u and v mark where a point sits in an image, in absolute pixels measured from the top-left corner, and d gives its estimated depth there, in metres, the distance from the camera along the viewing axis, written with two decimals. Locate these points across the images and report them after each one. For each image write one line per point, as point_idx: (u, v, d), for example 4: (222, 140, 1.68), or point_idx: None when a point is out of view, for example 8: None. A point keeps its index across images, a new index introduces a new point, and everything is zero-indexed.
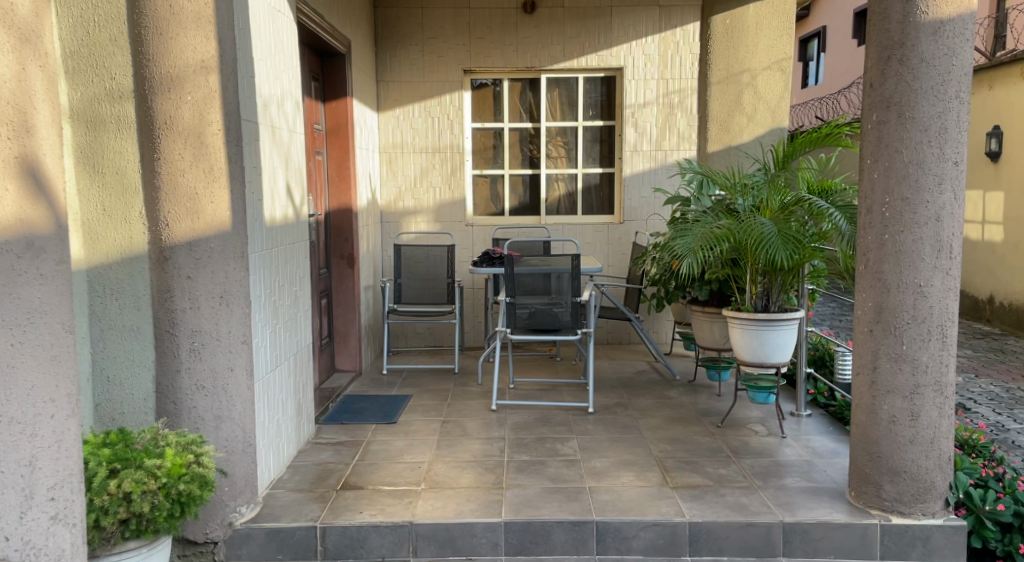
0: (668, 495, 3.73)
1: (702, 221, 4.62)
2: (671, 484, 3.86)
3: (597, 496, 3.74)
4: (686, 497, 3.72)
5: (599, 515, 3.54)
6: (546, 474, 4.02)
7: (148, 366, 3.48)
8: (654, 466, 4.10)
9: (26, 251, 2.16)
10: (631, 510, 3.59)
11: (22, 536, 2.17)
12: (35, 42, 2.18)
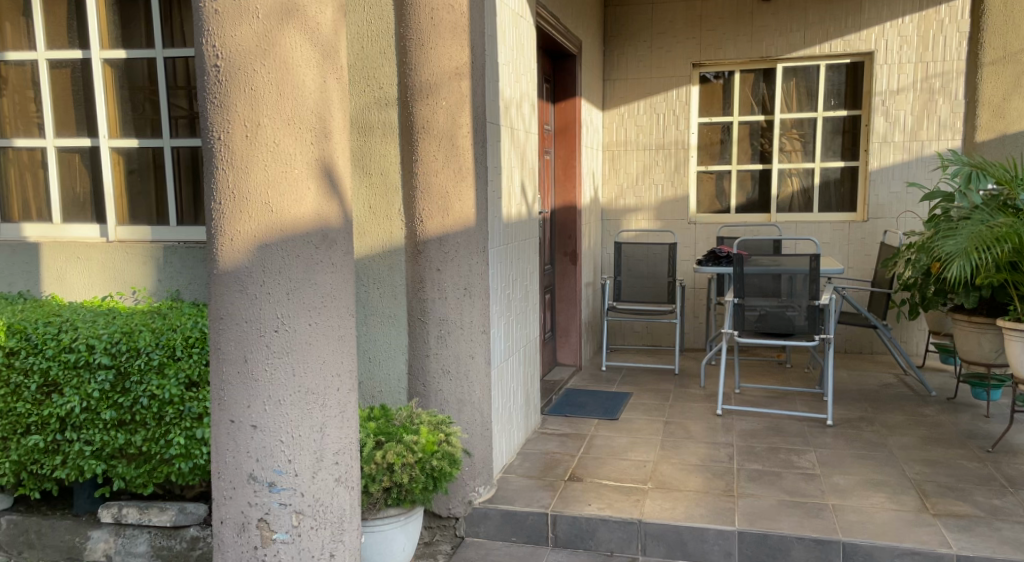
0: (928, 523, 3.53)
1: (977, 220, 4.38)
2: (931, 511, 3.64)
3: (844, 516, 3.61)
4: (950, 527, 3.50)
5: (847, 536, 3.42)
6: (782, 486, 3.93)
7: (402, 349, 3.77)
8: (909, 489, 3.88)
9: (322, 243, 2.44)
10: (885, 534, 3.43)
11: (313, 493, 2.47)
12: (334, 57, 2.44)
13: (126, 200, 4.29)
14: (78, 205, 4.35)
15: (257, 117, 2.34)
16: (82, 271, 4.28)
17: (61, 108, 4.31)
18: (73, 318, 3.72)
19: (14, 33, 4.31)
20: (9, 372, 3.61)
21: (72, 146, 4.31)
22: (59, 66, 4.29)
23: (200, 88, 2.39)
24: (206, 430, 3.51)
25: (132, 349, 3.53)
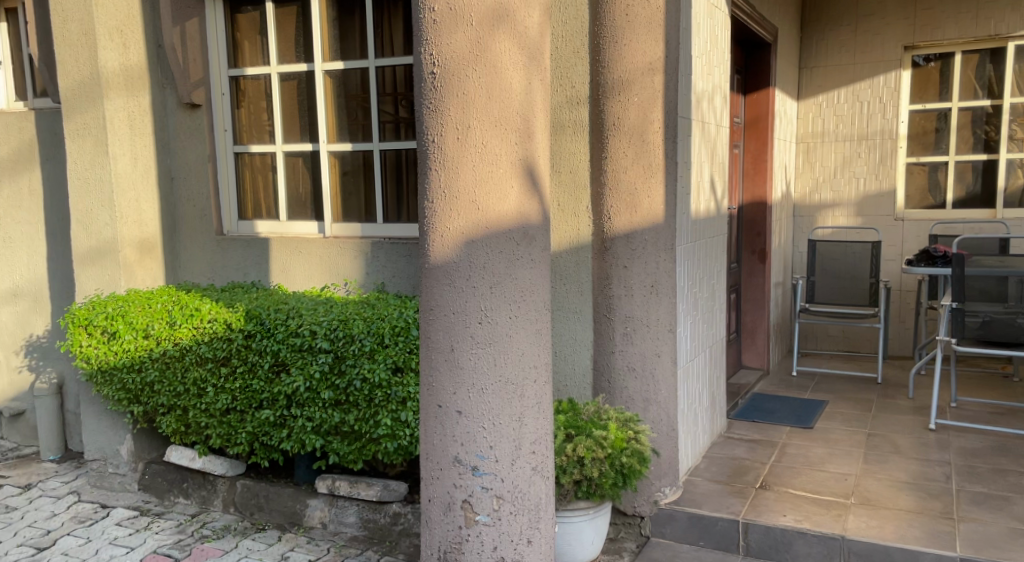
0: None
1: None
2: None
3: None
4: None
5: None
6: (1010, 513, 3.65)
7: (586, 344, 3.82)
8: None
9: (523, 240, 2.54)
10: None
11: (512, 479, 2.57)
12: (539, 59, 2.53)
13: (340, 200, 4.63)
14: (300, 204, 4.74)
15: (467, 120, 2.46)
16: (303, 263, 4.65)
17: (289, 116, 4.72)
18: (298, 307, 4.14)
19: (250, 51, 4.75)
20: (248, 352, 4.08)
21: (297, 150, 4.72)
22: (288, 78, 4.69)
23: (417, 94, 2.55)
24: (410, 414, 3.73)
25: (348, 336, 3.84)
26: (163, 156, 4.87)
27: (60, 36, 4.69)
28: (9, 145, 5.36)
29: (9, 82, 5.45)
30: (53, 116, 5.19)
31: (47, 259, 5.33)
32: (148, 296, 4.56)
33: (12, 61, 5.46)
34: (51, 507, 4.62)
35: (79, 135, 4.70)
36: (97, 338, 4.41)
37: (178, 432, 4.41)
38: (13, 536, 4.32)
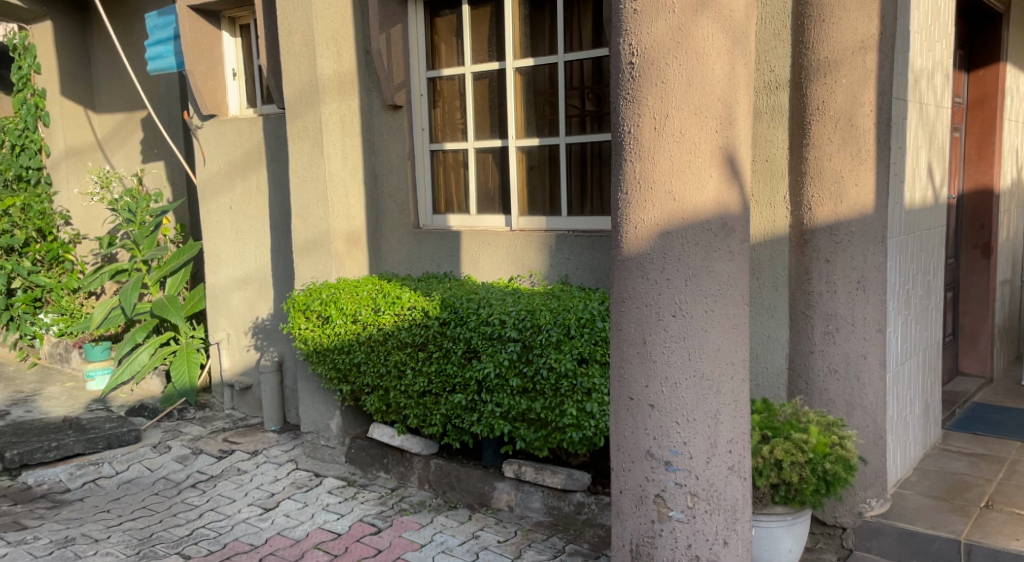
0: None
1: None
2: None
3: None
4: None
5: None
6: None
7: (781, 343, 3.64)
8: None
9: (721, 231, 2.45)
10: None
11: (707, 478, 2.49)
12: (743, 43, 2.42)
13: (526, 195, 4.67)
14: (489, 199, 4.84)
15: (666, 109, 2.40)
16: (493, 255, 4.73)
17: (480, 113, 4.81)
18: (488, 296, 4.23)
19: (447, 53, 4.89)
20: (443, 338, 4.21)
21: (486, 146, 4.81)
22: (481, 78, 4.78)
23: (614, 85, 2.52)
24: (596, 405, 3.71)
25: (535, 325, 3.86)
26: (369, 156, 5.16)
27: (285, 45, 5.06)
28: (239, 149, 5.81)
29: (242, 91, 5.97)
30: (277, 122, 5.56)
31: (270, 250, 5.77)
32: (356, 284, 4.84)
33: (245, 72, 5.94)
34: (274, 472, 5.05)
35: (299, 137, 5.07)
36: (314, 322, 4.77)
37: (379, 410, 4.65)
38: (244, 496, 4.75)
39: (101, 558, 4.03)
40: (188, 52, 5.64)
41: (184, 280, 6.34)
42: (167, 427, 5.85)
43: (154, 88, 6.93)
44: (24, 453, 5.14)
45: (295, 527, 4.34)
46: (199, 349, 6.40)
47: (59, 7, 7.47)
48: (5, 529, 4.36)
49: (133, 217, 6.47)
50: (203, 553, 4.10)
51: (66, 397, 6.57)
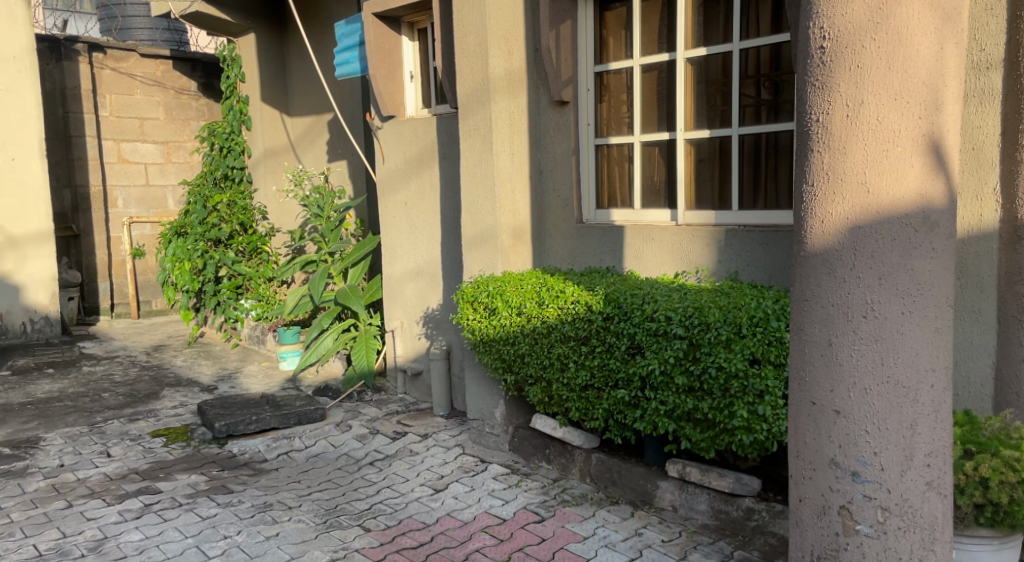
0: None
1: None
2: None
3: None
4: None
5: None
6: None
7: (987, 350, 3.34)
8: None
9: (922, 226, 2.26)
10: None
11: (902, 493, 2.32)
12: (954, 21, 2.22)
13: (694, 186, 4.51)
14: (654, 192, 4.72)
15: (861, 95, 2.24)
16: (656, 250, 4.61)
17: (648, 106, 4.69)
18: (652, 292, 4.13)
19: (615, 47, 4.80)
20: (606, 334, 4.15)
21: (653, 140, 4.69)
22: (649, 70, 4.67)
23: (802, 70, 2.38)
24: (769, 408, 3.54)
25: (704, 323, 3.74)
26: (534, 152, 5.17)
27: (461, 46, 5.21)
28: (415, 147, 5.97)
29: (419, 92, 6.13)
30: (450, 120, 5.66)
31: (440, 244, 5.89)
32: (521, 277, 4.87)
33: (421, 74, 6.11)
34: (442, 455, 5.18)
35: (470, 135, 5.19)
36: (481, 313, 4.85)
37: (542, 402, 4.65)
38: (416, 476, 4.91)
39: (295, 524, 4.33)
40: (372, 56, 5.88)
41: (364, 271, 6.55)
42: (349, 407, 6.12)
43: (342, 90, 7.28)
44: (230, 424, 5.60)
45: (462, 510, 4.46)
46: (376, 336, 6.65)
47: (259, 18, 8.00)
48: (214, 492, 4.78)
49: (320, 212, 6.85)
50: (382, 527, 4.29)
51: (261, 375, 7.03)
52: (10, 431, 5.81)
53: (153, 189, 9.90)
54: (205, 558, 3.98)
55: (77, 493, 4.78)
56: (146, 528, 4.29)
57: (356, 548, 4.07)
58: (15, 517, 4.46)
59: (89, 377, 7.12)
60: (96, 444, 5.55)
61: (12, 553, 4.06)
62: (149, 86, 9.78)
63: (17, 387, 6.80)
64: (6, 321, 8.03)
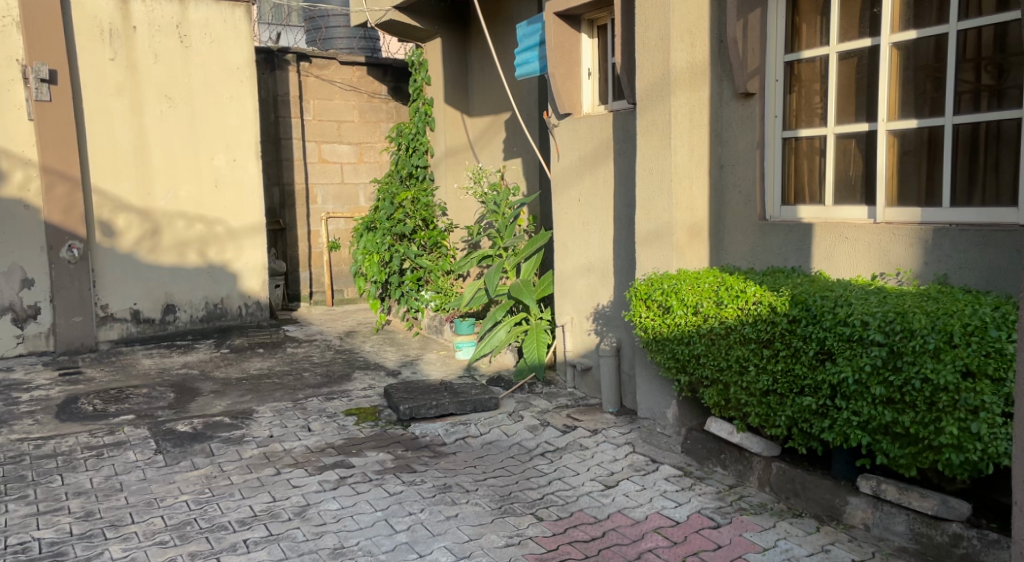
0: None
1: None
2: None
3: None
4: None
5: None
6: None
7: None
8: None
9: None
10: None
11: None
12: None
13: (897, 182, 4.17)
14: (849, 188, 4.41)
15: None
16: (850, 250, 4.32)
17: (845, 96, 4.40)
18: (846, 294, 3.87)
19: (809, 34, 4.54)
20: (792, 337, 3.93)
21: (850, 132, 4.38)
22: (847, 57, 4.37)
23: None
24: (983, 426, 3.23)
25: (907, 330, 3.46)
26: (715, 146, 4.97)
27: (641, 40, 5.11)
28: (590, 144, 5.89)
29: (595, 89, 6.03)
30: (627, 116, 5.57)
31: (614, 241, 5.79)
32: (698, 275, 4.69)
33: (599, 71, 6.00)
34: (613, 451, 5.09)
35: (648, 131, 5.10)
36: (654, 311, 4.72)
37: (718, 405, 4.46)
38: (587, 471, 4.86)
39: (472, 506, 4.48)
40: (551, 55, 5.89)
41: (536, 266, 6.58)
42: (521, 398, 6.15)
43: (520, 88, 7.32)
44: (413, 407, 5.79)
45: (634, 508, 4.37)
46: (547, 329, 6.66)
47: (449, 22, 8.26)
48: (400, 470, 4.98)
49: (497, 210, 6.90)
50: (554, 517, 4.33)
51: (440, 364, 7.21)
52: (228, 403, 6.28)
53: (348, 186, 10.36)
54: (393, 531, 4.26)
55: (284, 462, 5.15)
56: (343, 498, 4.63)
57: (529, 535, 4.16)
58: (234, 479, 4.91)
59: (292, 357, 7.59)
60: (299, 418, 5.88)
61: (231, 511, 4.52)
62: (347, 91, 10.24)
63: (233, 364, 7.37)
64: (226, 305, 8.61)
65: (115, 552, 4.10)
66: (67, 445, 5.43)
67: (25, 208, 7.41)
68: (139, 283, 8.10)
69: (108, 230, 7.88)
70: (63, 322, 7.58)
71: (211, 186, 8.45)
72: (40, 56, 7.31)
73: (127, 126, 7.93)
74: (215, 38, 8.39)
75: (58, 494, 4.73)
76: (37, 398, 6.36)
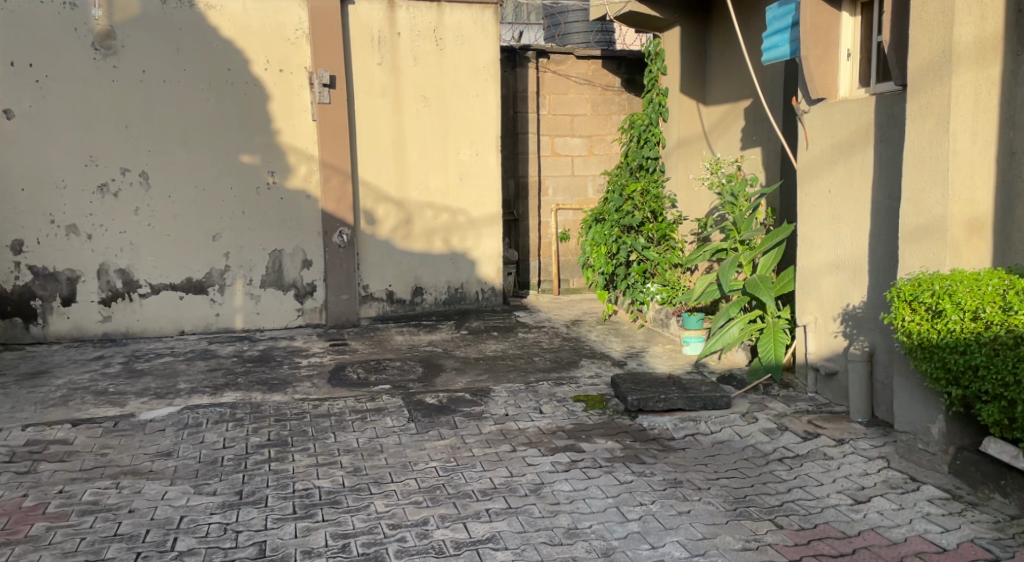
0: None
1: None
2: None
3: None
4: None
5: None
6: None
7: None
8: None
9: None
10: None
11: None
12: None
13: None
14: None
15: None
16: None
17: None
18: None
19: None
20: None
21: None
22: None
23: None
24: None
25: None
26: (1007, 132, 4.54)
27: (919, 15, 4.69)
28: (847, 129, 5.53)
29: (854, 71, 5.59)
30: (893, 100, 5.18)
31: (871, 235, 5.39)
32: (978, 276, 4.29)
33: (860, 52, 5.55)
34: (863, 465, 4.77)
35: (921, 115, 4.68)
36: (922, 315, 4.34)
37: (998, 423, 4.07)
38: (833, 482, 4.60)
39: (705, 505, 4.37)
40: (805, 38, 5.57)
41: (775, 261, 6.30)
42: (754, 399, 5.93)
43: (766, 72, 6.99)
44: (642, 399, 5.72)
45: (891, 529, 4.09)
46: (785, 330, 6.32)
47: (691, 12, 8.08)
48: (629, 460, 4.96)
49: (734, 201, 6.66)
50: (796, 527, 4.15)
51: (666, 357, 7.10)
52: (468, 381, 6.55)
53: (578, 178, 10.42)
54: (624, 519, 4.27)
55: (519, 440, 5.29)
56: (575, 481, 4.68)
57: (768, 542, 4.02)
58: (476, 452, 5.12)
59: (524, 341, 7.79)
60: (531, 400, 6.02)
61: (474, 480, 4.72)
62: (581, 84, 10.28)
63: (472, 344, 7.69)
64: (465, 289, 8.91)
65: (379, 506, 4.44)
66: (338, 407, 5.91)
67: (307, 199, 8.19)
68: (393, 265, 8.59)
69: (370, 218, 8.45)
70: (333, 299, 8.31)
71: (456, 177, 8.73)
72: (324, 63, 8.01)
73: (389, 124, 8.42)
74: (467, 40, 8.61)
75: (332, 449, 5.17)
76: (312, 364, 7.00)
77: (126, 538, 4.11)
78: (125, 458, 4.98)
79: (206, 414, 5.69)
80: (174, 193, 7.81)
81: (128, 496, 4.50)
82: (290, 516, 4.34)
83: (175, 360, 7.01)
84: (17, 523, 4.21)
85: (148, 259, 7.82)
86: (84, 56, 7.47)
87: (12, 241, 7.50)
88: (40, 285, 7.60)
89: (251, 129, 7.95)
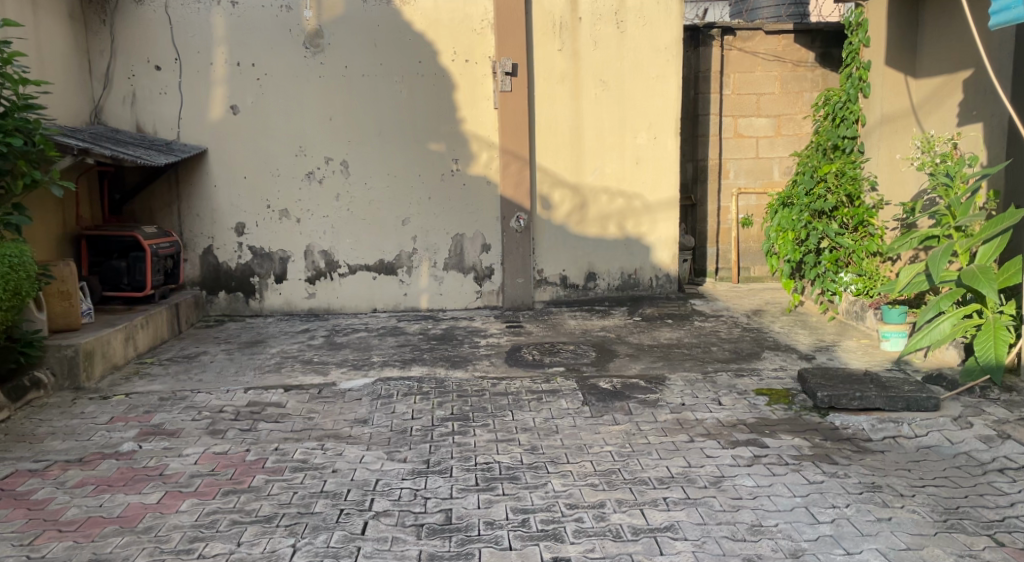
0: None
1: None
2: None
3: None
4: None
5: None
6: None
7: None
8: None
9: None
10: None
11: None
12: None
13: None
14: None
15: None
16: None
17: None
18: None
19: None
20: None
21: None
22: None
23: None
24: None
25: None
26: None
27: None
28: None
29: None
30: None
31: None
32: None
33: None
34: None
35: None
36: None
37: None
38: None
39: (909, 513, 4.27)
40: None
41: (998, 249, 5.93)
42: (968, 403, 5.62)
43: (994, 41, 6.57)
44: (833, 396, 5.58)
45: None
46: (1009, 328, 5.91)
47: None
48: (820, 459, 4.86)
49: (949, 183, 6.40)
50: (1020, 546, 4.02)
51: (861, 352, 6.86)
52: (642, 367, 6.62)
53: (763, 161, 10.14)
54: (814, 520, 4.23)
55: (697, 431, 5.31)
56: (759, 477, 4.66)
57: (985, 559, 3.93)
58: (652, 439, 5.19)
59: (700, 330, 7.74)
60: (709, 391, 6.01)
61: (651, 468, 4.80)
62: (770, 61, 9.98)
63: (646, 331, 7.73)
64: (638, 276, 8.92)
65: (556, 485, 4.61)
66: (515, 387, 6.14)
67: (489, 184, 8.48)
68: (569, 251, 8.75)
69: (546, 203, 8.64)
70: (509, 283, 8.59)
71: (632, 161, 8.74)
72: (507, 52, 8.26)
73: (568, 109, 8.56)
74: (647, 21, 8.57)
75: (510, 427, 5.39)
76: (491, 344, 7.28)
77: (331, 495, 4.50)
78: (329, 423, 5.41)
79: (398, 387, 6.07)
80: (371, 180, 8.32)
81: (332, 457, 4.91)
82: (473, 487, 4.58)
83: (369, 335, 7.50)
84: (242, 474, 4.70)
85: (348, 241, 8.38)
86: (297, 54, 8.11)
87: (235, 224, 8.25)
88: (257, 264, 8.32)
89: (440, 118, 8.33)
